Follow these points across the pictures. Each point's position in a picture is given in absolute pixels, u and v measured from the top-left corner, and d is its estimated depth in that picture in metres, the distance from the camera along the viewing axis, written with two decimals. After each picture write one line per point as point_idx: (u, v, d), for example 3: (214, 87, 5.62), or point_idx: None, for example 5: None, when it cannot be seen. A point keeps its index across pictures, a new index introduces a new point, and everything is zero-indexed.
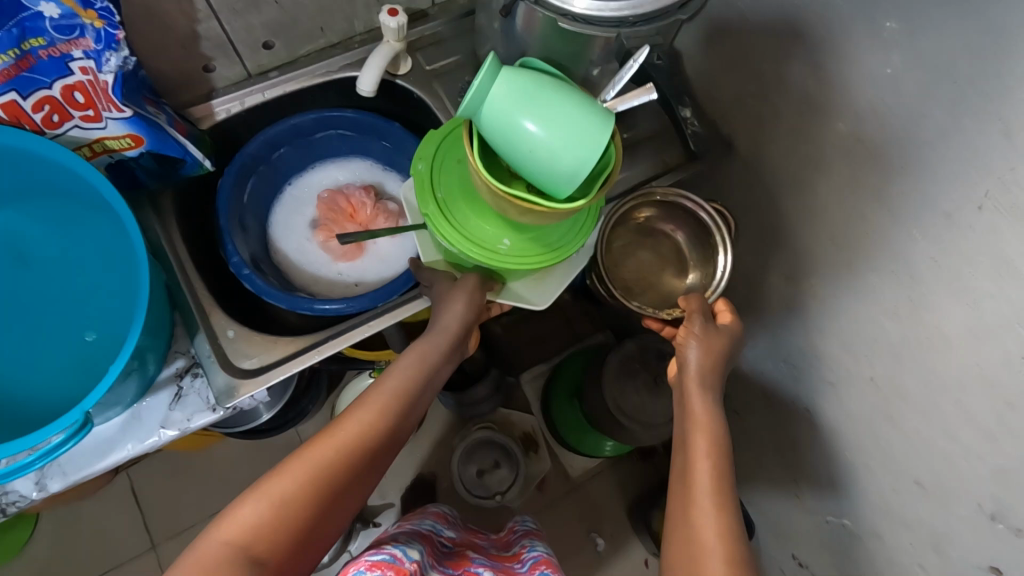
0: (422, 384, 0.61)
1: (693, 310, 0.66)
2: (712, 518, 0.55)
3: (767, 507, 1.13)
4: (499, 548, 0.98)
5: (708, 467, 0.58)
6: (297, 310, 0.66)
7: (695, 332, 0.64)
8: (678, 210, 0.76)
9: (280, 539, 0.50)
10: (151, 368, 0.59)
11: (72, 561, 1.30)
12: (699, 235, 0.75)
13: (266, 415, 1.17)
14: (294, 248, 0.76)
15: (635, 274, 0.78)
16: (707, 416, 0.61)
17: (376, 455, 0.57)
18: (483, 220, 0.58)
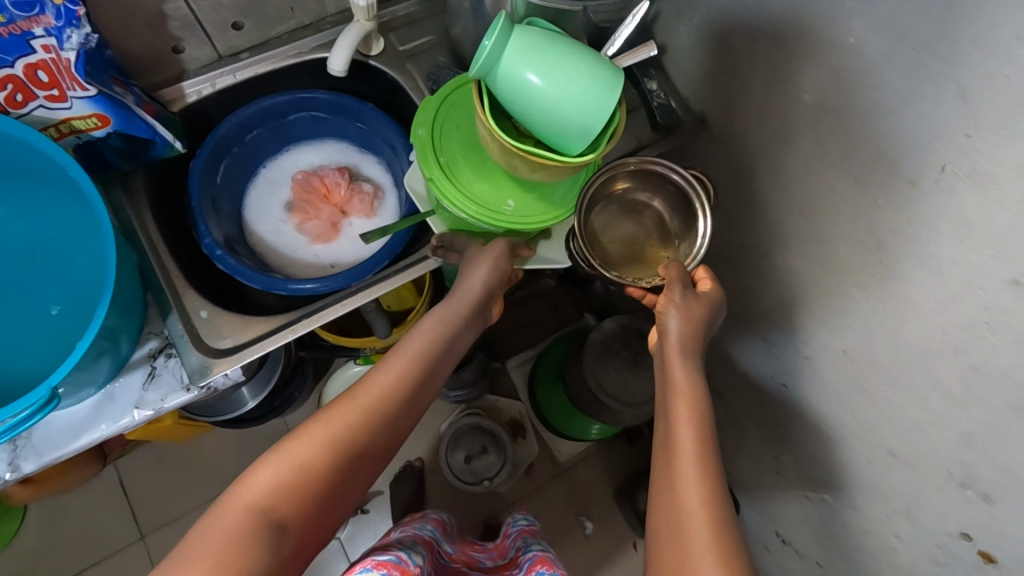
0: (443, 349, 0.61)
1: (672, 278, 0.65)
2: (694, 484, 0.54)
3: (751, 483, 1.14)
4: (496, 558, 1.00)
5: (691, 431, 0.57)
6: (273, 291, 0.66)
7: (676, 300, 0.64)
8: (653, 177, 0.74)
9: (302, 503, 0.49)
10: (124, 349, 0.59)
11: (60, 553, 1.30)
12: (678, 200, 0.73)
13: (251, 401, 1.18)
14: (269, 230, 0.76)
15: (619, 245, 0.76)
16: (689, 384, 0.61)
17: (398, 420, 0.56)
18: (490, 184, 0.60)
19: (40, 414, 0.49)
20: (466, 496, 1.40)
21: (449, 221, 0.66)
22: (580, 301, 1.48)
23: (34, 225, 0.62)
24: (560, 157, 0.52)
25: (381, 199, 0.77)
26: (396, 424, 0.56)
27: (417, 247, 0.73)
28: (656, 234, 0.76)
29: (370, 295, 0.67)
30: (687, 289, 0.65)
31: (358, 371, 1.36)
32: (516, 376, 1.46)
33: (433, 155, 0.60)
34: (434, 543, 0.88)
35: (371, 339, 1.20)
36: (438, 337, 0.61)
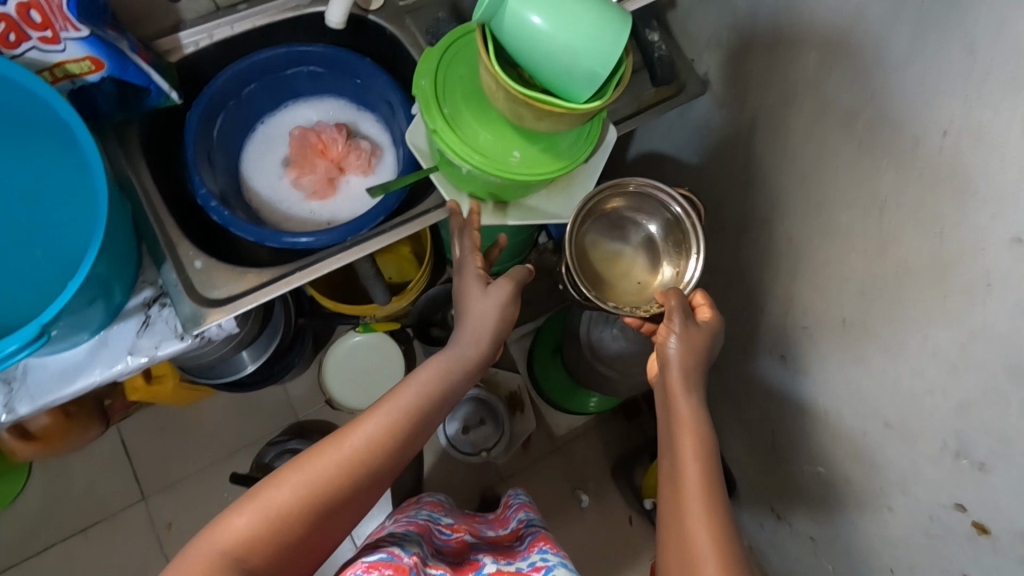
0: (437, 400, 0.60)
1: (670, 309, 0.65)
2: (703, 523, 0.55)
3: (748, 460, 1.14)
4: (497, 526, 1.01)
5: (696, 471, 0.57)
6: (266, 243, 0.66)
7: (675, 328, 0.64)
8: (650, 200, 0.77)
9: (272, 550, 0.51)
10: (117, 296, 0.60)
11: (63, 511, 1.33)
12: (671, 227, 0.76)
13: (251, 365, 1.20)
14: (266, 186, 0.75)
15: (606, 269, 0.79)
16: (694, 418, 0.60)
17: (383, 471, 0.56)
18: (495, 135, 0.59)
19: (28, 349, 0.49)
20: (463, 470, 1.41)
21: (451, 174, 0.65)
22: None
23: (25, 171, 0.61)
24: (563, 103, 0.51)
25: (379, 157, 0.77)
26: (377, 477, 0.56)
27: (412, 205, 0.72)
28: (643, 260, 0.78)
29: (364, 247, 0.67)
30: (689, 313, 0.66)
31: (358, 340, 1.36)
32: (516, 350, 1.45)
33: (436, 107, 0.58)
34: (430, 526, 0.88)
35: (372, 307, 1.21)
36: (434, 390, 0.60)
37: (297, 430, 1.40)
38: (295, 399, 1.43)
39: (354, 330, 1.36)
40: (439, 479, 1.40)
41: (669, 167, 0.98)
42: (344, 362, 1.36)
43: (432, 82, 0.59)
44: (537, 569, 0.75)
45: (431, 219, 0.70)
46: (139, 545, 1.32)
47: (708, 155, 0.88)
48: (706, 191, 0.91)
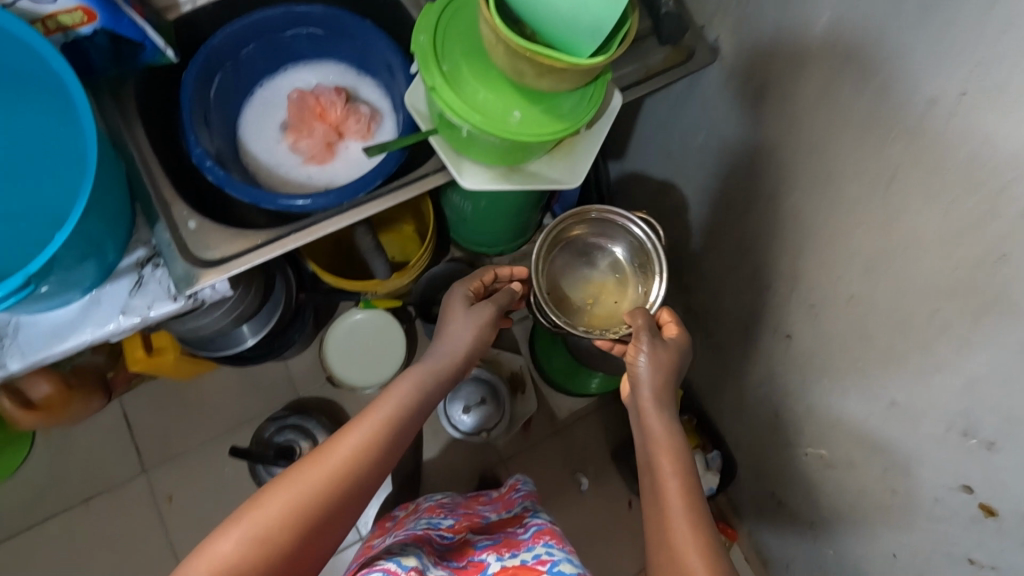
0: (412, 412, 0.65)
1: (636, 330, 0.70)
2: (683, 523, 0.60)
3: (750, 443, 1.13)
4: (500, 509, 0.95)
5: (677, 484, 0.62)
6: (261, 205, 0.66)
7: (644, 345, 0.69)
8: (612, 225, 0.85)
9: (263, 568, 0.52)
10: (110, 255, 0.59)
11: (65, 482, 1.34)
12: (637, 248, 0.84)
13: (251, 339, 1.20)
14: (263, 150, 0.74)
15: (579, 295, 0.86)
16: (668, 436, 0.66)
17: (368, 481, 0.59)
18: (495, 95, 0.57)
19: (13, 298, 0.49)
20: (462, 450, 1.40)
21: (450, 138, 0.63)
22: None
23: (19, 126, 0.60)
24: (567, 57, 0.49)
25: (379, 123, 0.75)
26: (361, 488, 0.58)
27: (409, 170, 0.71)
28: (613, 283, 0.86)
29: (363, 211, 0.66)
30: (656, 332, 0.71)
31: (359, 318, 1.36)
32: (518, 332, 1.45)
33: (435, 65, 0.56)
34: (430, 532, 0.83)
35: (373, 284, 1.20)
36: (406, 404, 0.65)
37: (298, 407, 1.40)
38: (296, 376, 1.42)
39: (355, 307, 1.35)
40: (438, 459, 1.39)
41: (675, 141, 0.96)
42: (345, 339, 1.35)
43: (430, 39, 0.57)
44: (543, 562, 0.73)
45: (431, 182, 0.68)
46: (140, 517, 1.33)
47: (714, 128, 0.85)
48: (712, 165, 0.88)
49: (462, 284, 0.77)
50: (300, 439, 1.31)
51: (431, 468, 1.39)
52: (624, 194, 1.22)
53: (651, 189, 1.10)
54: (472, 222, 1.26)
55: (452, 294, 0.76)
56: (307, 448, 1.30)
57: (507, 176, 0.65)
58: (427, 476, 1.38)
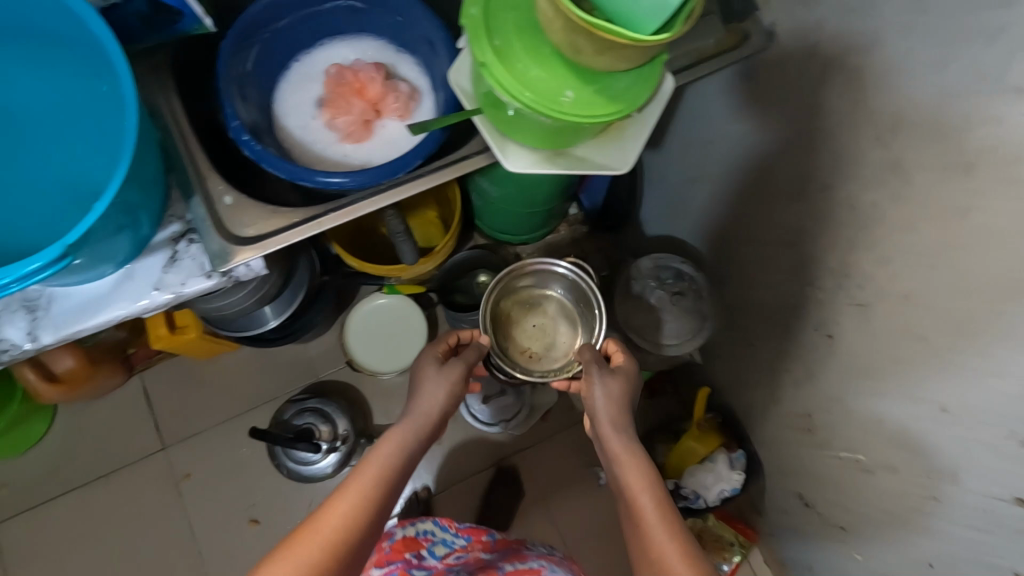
0: (396, 468, 0.72)
1: (588, 369, 0.84)
2: (663, 530, 0.68)
3: (778, 443, 1.11)
4: (513, 559, 0.86)
5: (648, 498, 0.71)
6: (298, 182, 0.64)
7: (595, 379, 0.83)
8: (546, 274, 1.11)
9: None
10: (144, 228, 0.57)
11: (85, 456, 1.34)
12: (571, 289, 1.11)
13: (273, 322, 1.19)
14: (298, 126, 0.72)
15: (535, 332, 1.12)
16: (630, 452, 0.76)
17: (364, 540, 0.64)
18: (548, 72, 0.54)
19: (49, 269, 0.48)
20: (481, 439, 1.39)
21: (496, 118, 0.61)
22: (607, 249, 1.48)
23: (68, 93, 0.61)
24: (628, 34, 0.46)
25: (417, 102, 0.73)
26: (359, 548, 0.63)
27: (446, 152, 0.69)
28: (558, 319, 1.12)
29: (404, 192, 0.64)
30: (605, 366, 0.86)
31: (381, 303, 1.34)
32: None
33: (486, 38, 0.54)
34: None
35: (398, 268, 1.19)
36: (389, 460, 0.72)
37: (317, 390, 1.39)
38: (315, 358, 1.41)
39: (378, 292, 1.34)
40: (456, 447, 1.38)
41: (717, 130, 0.93)
42: (366, 324, 1.34)
43: (483, 11, 0.55)
44: None
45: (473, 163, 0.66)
46: (158, 493, 1.34)
47: (762, 116, 0.82)
48: (758, 155, 0.85)
49: (430, 353, 0.87)
50: (319, 423, 1.30)
51: (449, 455, 1.38)
52: (657, 183, 1.18)
53: (687, 178, 1.07)
54: (500, 207, 1.24)
55: (421, 364, 0.85)
56: (325, 432, 1.30)
57: (552, 158, 0.63)
58: (445, 463, 1.37)
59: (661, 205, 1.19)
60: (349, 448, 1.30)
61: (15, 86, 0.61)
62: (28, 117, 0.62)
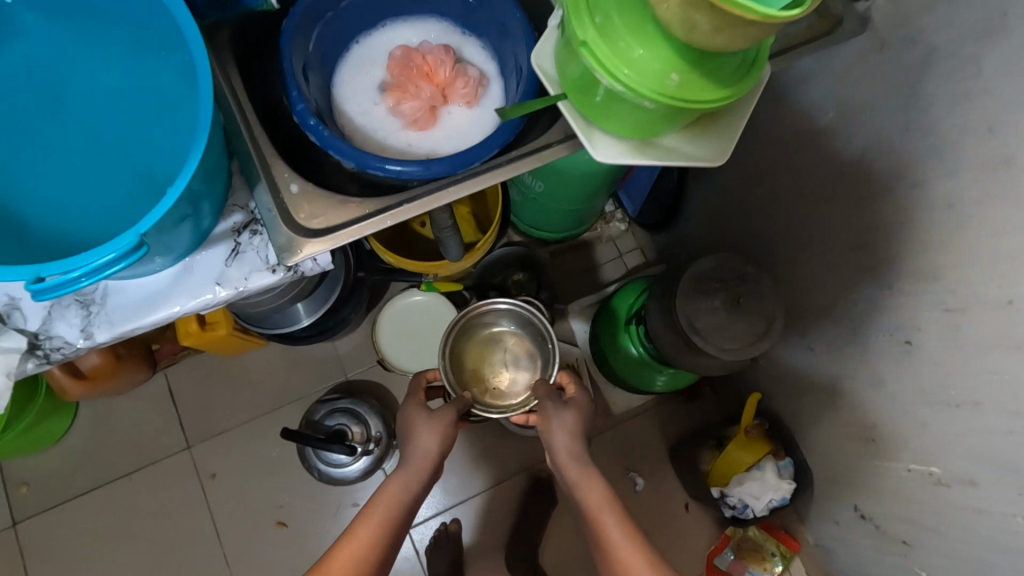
0: (395, 507, 0.82)
1: (544, 407, 0.90)
2: (626, 550, 0.78)
3: (831, 453, 1.07)
4: None
5: (612, 520, 0.81)
6: (364, 170, 0.60)
7: (558, 413, 0.89)
8: (499, 308, 1.08)
9: None
10: (207, 220, 0.55)
11: (107, 454, 1.30)
12: (521, 321, 1.08)
13: (306, 319, 1.15)
14: (359, 112, 0.68)
15: (499, 367, 1.08)
16: (593, 479, 0.85)
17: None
18: (653, 52, 0.49)
19: (124, 262, 0.45)
20: (513, 442, 1.35)
21: (583, 104, 0.56)
22: (644, 248, 1.43)
23: (149, 86, 0.64)
24: (761, 10, 0.41)
25: (485, 87, 0.69)
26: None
27: (519, 145, 0.66)
28: (517, 350, 1.09)
29: (482, 184, 0.61)
30: (560, 401, 0.91)
31: (416, 300, 1.30)
32: (575, 321, 1.37)
33: (587, 14, 0.50)
34: None
35: (437, 265, 1.15)
36: (388, 505, 0.82)
37: (346, 390, 1.35)
38: (344, 356, 1.37)
39: (413, 290, 1.29)
40: (488, 450, 1.34)
41: (786, 123, 0.88)
42: (399, 322, 1.30)
43: None
44: None
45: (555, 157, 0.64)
46: (182, 494, 1.29)
47: (843, 110, 0.77)
48: (836, 150, 0.80)
49: (413, 403, 0.92)
50: (351, 423, 1.27)
51: (481, 458, 1.33)
52: (707, 179, 1.13)
53: (743, 174, 1.01)
54: (541, 203, 1.19)
55: (407, 412, 0.91)
56: (358, 433, 1.26)
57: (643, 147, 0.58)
58: (477, 466, 1.33)
59: (711, 203, 1.14)
60: (383, 450, 1.27)
61: (103, 73, 0.65)
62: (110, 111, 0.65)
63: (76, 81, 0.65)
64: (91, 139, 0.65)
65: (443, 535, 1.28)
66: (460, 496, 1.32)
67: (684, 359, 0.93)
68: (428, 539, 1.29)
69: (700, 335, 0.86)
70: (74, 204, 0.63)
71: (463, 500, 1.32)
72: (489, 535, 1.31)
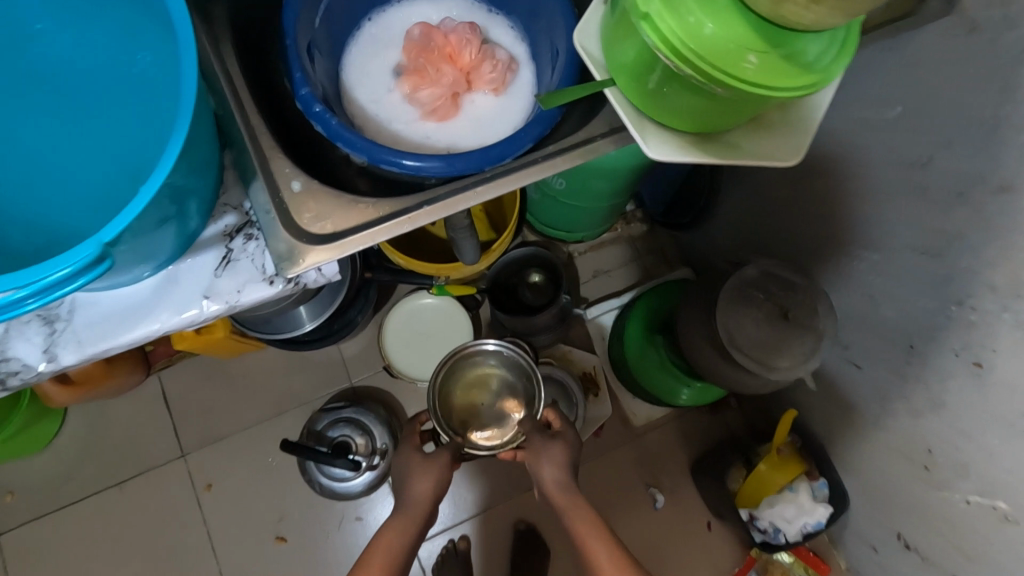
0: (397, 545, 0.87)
1: (533, 445, 0.90)
2: None
3: (873, 475, 0.99)
4: None
5: (603, 555, 0.82)
6: (377, 167, 0.53)
7: (542, 450, 0.90)
8: (486, 351, 1.10)
9: None
10: (194, 222, 0.48)
11: (98, 462, 1.23)
12: (508, 363, 1.10)
13: (309, 325, 1.09)
14: (370, 99, 0.61)
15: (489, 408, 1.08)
16: (582, 515, 0.86)
17: None
18: (730, 28, 0.41)
19: (83, 278, 0.38)
20: None
21: (636, 91, 0.49)
22: (667, 250, 1.35)
23: (122, 59, 0.56)
24: None
25: (514, 73, 0.62)
26: None
27: (552, 140, 0.59)
28: (503, 393, 1.10)
29: (510, 186, 0.54)
30: (547, 439, 0.91)
31: (427, 303, 1.25)
32: (592, 329, 1.30)
33: None
34: None
35: (449, 266, 1.09)
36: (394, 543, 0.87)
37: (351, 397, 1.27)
38: (349, 360, 1.29)
39: (425, 291, 1.24)
40: (500, 462, 1.26)
41: (841, 118, 0.80)
42: (409, 325, 1.24)
43: None
44: None
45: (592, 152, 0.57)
46: (177, 504, 1.22)
47: (913, 103, 0.69)
48: (903, 148, 0.72)
49: (410, 447, 0.96)
50: (354, 435, 1.19)
51: (492, 471, 1.26)
52: (744, 179, 1.05)
53: (788, 174, 0.93)
54: (560, 202, 1.11)
55: (405, 456, 0.95)
56: (362, 444, 1.19)
57: (701, 143, 0.50)
58: (488, 480, 1.26)
59: (747, 204, 1.05)
60: (388, 464, 1.19)
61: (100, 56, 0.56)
62: (86, 96, 0.58)
63: (35, 65, 0.57)
64: (72, 131, 0.58)
65: (451, 553, 1.21)
66: (469, 512, 1.25)
67: (722, 376, 0.85)
68: (435, 556, 1.22)
69: (742, 351, 0.78)
70: (53, 208, 0.56)
71: (472, 515, 1.25)
72: (500, 554, 1.23)
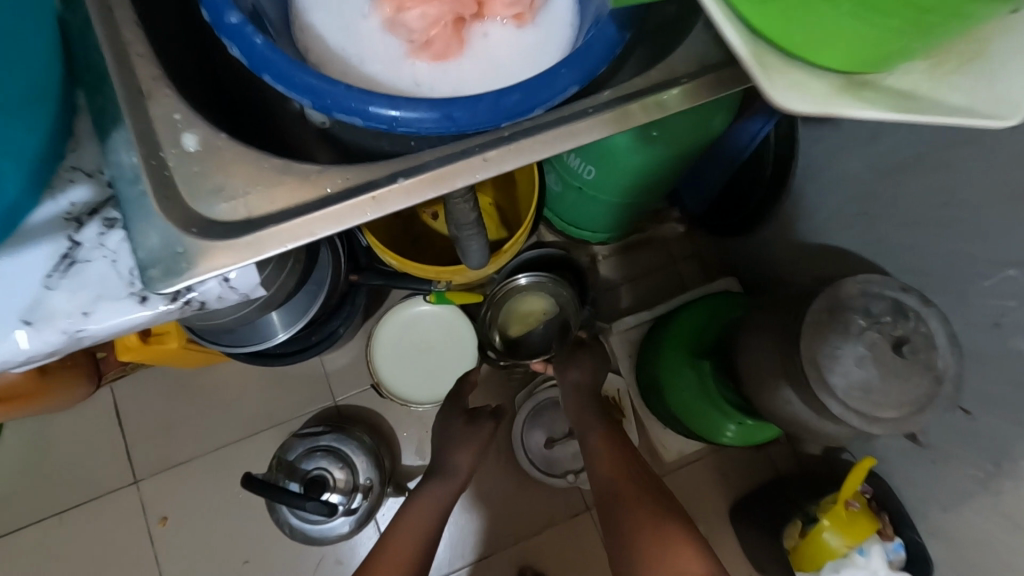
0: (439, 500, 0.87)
1: (561, 356, 0.95)
2: (635, 488, 0.77)
3: (971, 548, 0.78)
4: None
5: (621, 471, 0.79)
6: (330, 116, 0.39)
7: (565, 362, 0.94)
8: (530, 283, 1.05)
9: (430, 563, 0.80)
10: (19, 192, 0.40)
11: (36, 488, 1.05)
12: (550, 294, 1.05)
13: (282, 335, 0.88)
14: (335, 27, 0.48)
15: (532, 335, 1.06)
16: (601, 431, 0.86)
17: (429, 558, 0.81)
18: None
19: None
20: (538, 492, 1.08)
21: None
22: (706, 255, 1.16)
23: None
24: None
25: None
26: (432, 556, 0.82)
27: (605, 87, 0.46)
28: (553, 323, 1.05)
29: (533, 154, 0.41)
30: (574, 351, 0.95)
31: (423, 312, 1.06)
32: (617, 345, 1.09)
33: None
34: None
35: (452, 269, 0.90)
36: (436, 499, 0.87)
37: (333, 418, 1.09)
38: (333, 375, 1.10)
39: (422, 297, 1.05)
40: (505, 500, 1.07)
41: None
42: (403, 336, 1.06)
43: None
44: None
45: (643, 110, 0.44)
46: (126, 540, 1.04)
47: None
48: None
49: (454, 409, 0.97)
50: (332, 468, 1.00)
51: (497, 509, 1.07)
52: (820, 172, 0.82)
53: (881, 163, 0.72)
54: (584, 197, 0.93)
55: (445, 425, 0.96)
56: (341, 480, 1.00)
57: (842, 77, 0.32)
58: (492, 520, 1.07)
59: (820, 201, 0.84)
60: (370, 505, 1.00)
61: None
62: None
63: None
64: None
65: None
66: (468, 557, 1.05)
67: (798, 422, 0.66)
68: None
69: (837, 398, 0.59)
70: None
71: (472, 562, 1.05)
72: None
